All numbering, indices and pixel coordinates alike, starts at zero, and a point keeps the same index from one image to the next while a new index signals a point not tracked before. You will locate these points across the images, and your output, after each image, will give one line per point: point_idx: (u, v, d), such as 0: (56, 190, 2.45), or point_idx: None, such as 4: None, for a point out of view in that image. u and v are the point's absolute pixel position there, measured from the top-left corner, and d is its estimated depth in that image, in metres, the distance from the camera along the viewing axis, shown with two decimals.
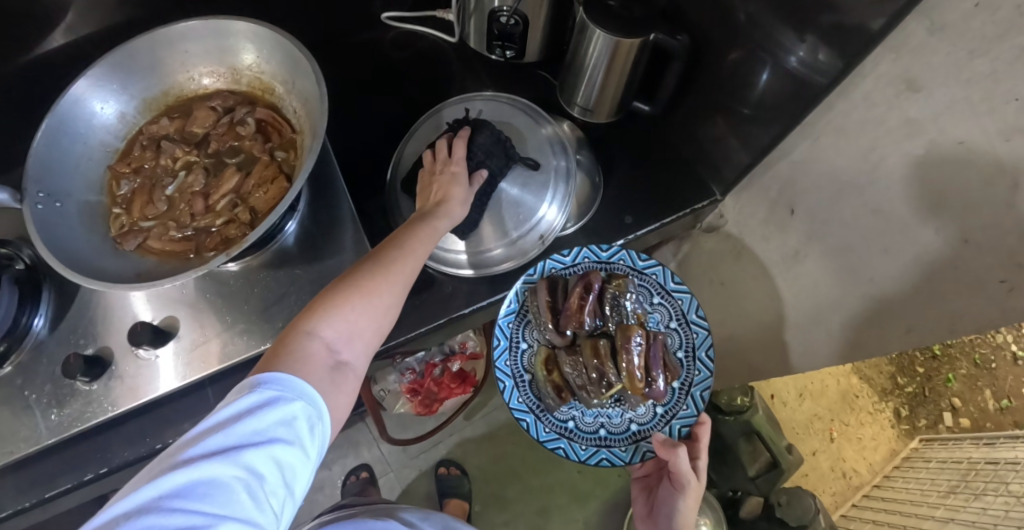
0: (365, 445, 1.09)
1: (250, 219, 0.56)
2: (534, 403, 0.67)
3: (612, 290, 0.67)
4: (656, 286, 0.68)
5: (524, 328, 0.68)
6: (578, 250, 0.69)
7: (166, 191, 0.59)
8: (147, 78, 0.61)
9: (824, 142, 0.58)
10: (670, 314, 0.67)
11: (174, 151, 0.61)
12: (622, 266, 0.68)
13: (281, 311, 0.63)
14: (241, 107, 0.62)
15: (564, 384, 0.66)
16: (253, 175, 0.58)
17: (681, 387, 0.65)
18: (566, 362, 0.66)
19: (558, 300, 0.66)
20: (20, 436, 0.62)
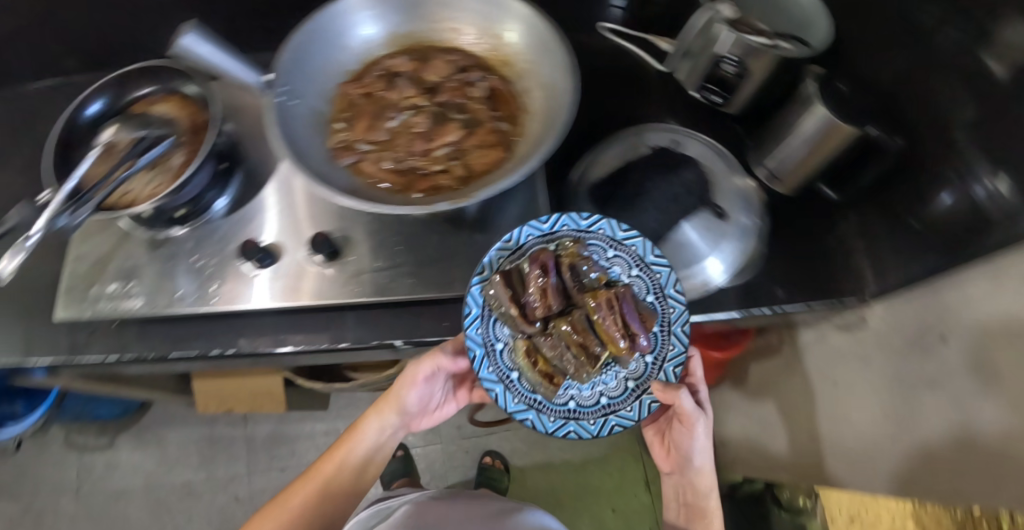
0: None
1: (462, 176, 0.57)
2: (531, 399, 0.56)
3: (566, 260, 0.57)
4: (608, 240, 0.59)
5: (490, 324, 0.57)
6: (529, 226, 0.59)
7: (389, 123, 0.60)
8: (402, 16, 0.63)
9: (1005, 285, 0.52)
10: (630, 267, 0.58)
11: (406, 89, 0.61)
12: (575, 229, 0.59)
13: (447, 268, 0.66)
14: (474, 70, 0.64)
15: (554, 371, 0.56)
16: (476, 137, 0.60)
17: (660, 336, 0.57)
18: (549, 352, 0.56)
19: (515, 286, 0.55)
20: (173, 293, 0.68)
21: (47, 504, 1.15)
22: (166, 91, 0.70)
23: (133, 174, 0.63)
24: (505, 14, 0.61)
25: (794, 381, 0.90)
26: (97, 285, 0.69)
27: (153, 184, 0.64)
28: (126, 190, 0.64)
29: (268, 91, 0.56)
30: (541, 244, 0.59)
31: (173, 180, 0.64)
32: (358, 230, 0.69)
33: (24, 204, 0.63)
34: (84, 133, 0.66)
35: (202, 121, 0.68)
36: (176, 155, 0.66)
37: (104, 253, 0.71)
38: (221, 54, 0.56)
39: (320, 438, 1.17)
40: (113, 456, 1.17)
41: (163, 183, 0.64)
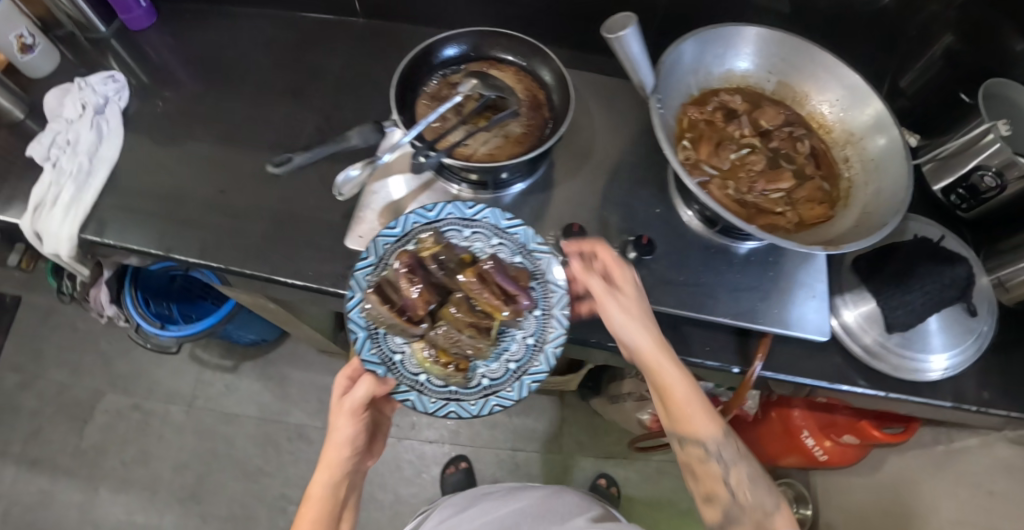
0: (551, 418, 1.19)
1: (793, 222, 0.64)
2: (445, 390, 0.61)
3: (423, 255, 0.64)
4: (461, 219, 0.66)
5: (381, 340, 0.61)
6: (380, 239, 0.64)
7: (729, 154, 0.65)
8: (749, 59, 0.68)
9: None
10: (488, 241, 0.67)
11: (745, 127, 0.67)
12: (424, 221, 0.65)
13: (726, 297, 0.69)
14: (801, 127, 0.69)
15: (455, 358, 0.62)
16: (803, 190, 0.65)
17: (540, 310, 0.64)
18: (444, 341, 0.63)
19: (393, 296, 0.61)
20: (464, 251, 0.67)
21: (159, 409, 1.17)
22: (523, 66, 0.66)
23: (476, 133, 0.62)
24: (843, 86, 0.67)
25: (944, 482, 0.93)
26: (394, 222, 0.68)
27: (489, 148, 0.63)
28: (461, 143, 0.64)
29: (650, 95, 0.58)
30: (399, 246, 0.64)
31: (509, 153, 0.63)
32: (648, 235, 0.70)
33: (369, 126, 0.62)
34: (434, 75, 0.66)
35: (548, 107, 0.65)
36: (514, 127, 0.64)
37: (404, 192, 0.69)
38: (646, 59, 0.54)
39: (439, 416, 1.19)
40: (234, 381, 1.19)
41: (498, 151, 0.63)
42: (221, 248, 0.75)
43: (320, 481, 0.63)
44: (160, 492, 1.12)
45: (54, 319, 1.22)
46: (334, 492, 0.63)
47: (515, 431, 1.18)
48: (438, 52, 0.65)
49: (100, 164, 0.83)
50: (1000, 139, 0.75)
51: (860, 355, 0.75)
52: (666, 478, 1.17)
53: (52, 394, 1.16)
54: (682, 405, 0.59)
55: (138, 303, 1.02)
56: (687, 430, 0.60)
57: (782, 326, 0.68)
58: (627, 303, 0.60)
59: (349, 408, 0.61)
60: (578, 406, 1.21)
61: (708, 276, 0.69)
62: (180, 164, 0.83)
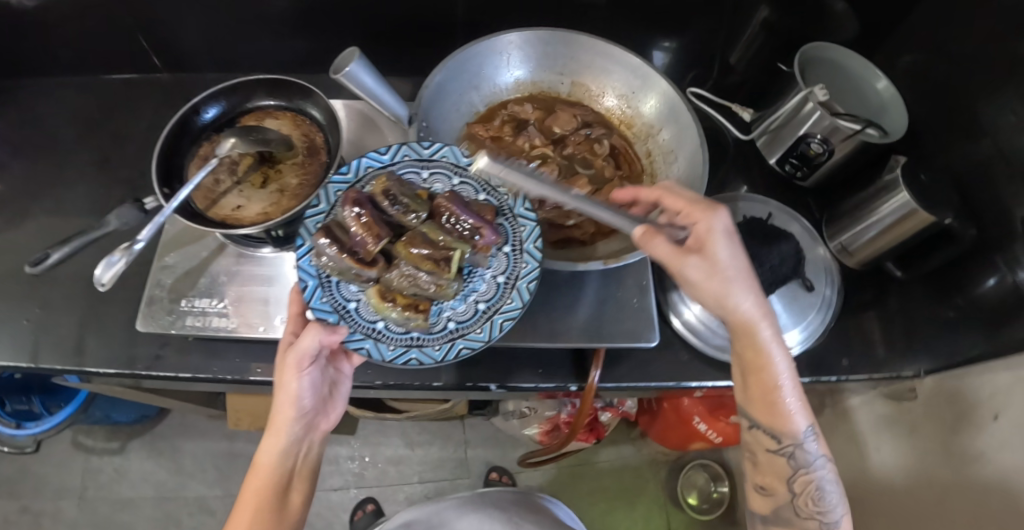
0: (457, 444, 1.16)
1: (591, 233, 0.62)
2: (406, 341, 0.52)
3: (376, 193, 0.54)
4: (416, 157, 0.58)
5: (334, 289, 0.53)
6: (330, 185, 0.56)
7: (519, 170, 0.63)
8: (532, 63, 0.66)
9: None
10: (446, 178, 0.58)
11: (534, 137, 0.64)
12: (378, 165, 0.57)
13: (546, 317, 0.66)
14: (599, 127, 0.67)
15: (414, 299, 0.53)
16: (603, 193, 0.62)
17: (511, 245, 0.56)
18: (399, 282, 0.52)
19: (340, 238, 0.52)
20: (256, 314, 0.64)
21: (48, 507, 1.10)
22: (292, 109, 0.66)
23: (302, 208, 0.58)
24: (629, 79, 0.65)
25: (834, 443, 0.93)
26: (187, 297, 0.64)
27: (263, 206, 0.61)
28: (234, 205, 0.61)
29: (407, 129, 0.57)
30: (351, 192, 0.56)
31: (285, 208, 0.60)
32: None
33: (126, 207, 0.61)
34: (200, 139, 0.63)
35: (325, 154, 0.64)
36: (290, 180, 0.63)
37: (190, 263, 0.65)
38: (379, 90, 0.56)
39: (341, 461, 1.14)
40: (123, 462, 1.13)
41: (273, 208, 0.61)
42: (18, 345, 0.69)
43: (268, 454, 0.54)
44: None
45: None
46: (283, 465, 0.54)
47: (424, 462, 1.15)
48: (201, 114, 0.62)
49: None
50: (819, 107, 0.74)
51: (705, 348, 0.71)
52: (581, 482, 1.16)
53: None
54: (781, 405, 0.55)
55: None
56: (768, 413, 0.56)
57: (609, 338, 0.65)
58: (744, 294, 0.52)
59: (295, 361, 0.52)
60: (482, 425, 1.17)
61: (528, 300, 0.67)
62: None
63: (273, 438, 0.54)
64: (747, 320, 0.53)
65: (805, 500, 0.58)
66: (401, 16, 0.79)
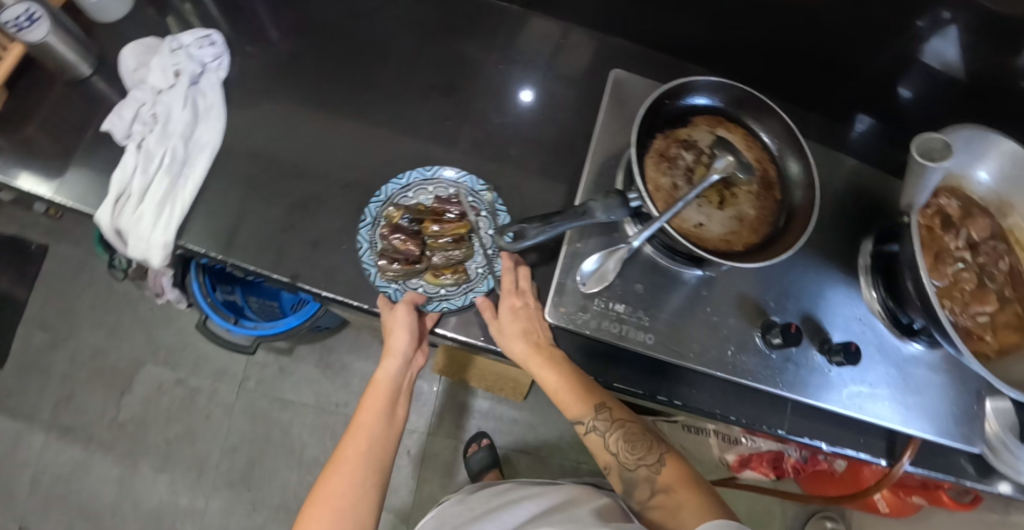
0: None
1: (993, 349, 0.64)
2: (466, 290, 0.64)
3: (394, 221, 0.66)
4: (406, 187, 0.68)
5: (402, 288, 0.64)
6: (359, 234, 0.66)
7: (946, 268, 0.65)
8: (966, 163, 0.67)
9: None
10: (430, 189, 0.68)
11: (960, 239, 0.66)
12: (381, 202, 0.67)
13: (897, 404, 0.67)
14: (1004, 242, 0.67)
15: (457, 266, 0.65)
16: (1005, 313, 0.65)
17: (486, 212, 0.67)
18: (444, 263, 0.65)
19: (392, 255, 0.64)
20: (642, 326, 0.60)
21: (206, 386, 1.10)
22: (746, 127, 0.61)
23: (380, 220, 0.66)
24: None
25: None
26: (599, 298, 0.59)
27: (723, 231, 0.57)
28: (693, 221, 0.57)
29: (910, 213, 0.57)
30: (376, 227, 0.66)
31: (746, 241, 0.57)
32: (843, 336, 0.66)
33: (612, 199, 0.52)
34: (664, 124, 0.59)
35: (781, 194, 0.59)
36: (746, 208, 0.59)
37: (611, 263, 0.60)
38: (928, 191, 0.55)
39: (507, 420, 1.17)
40: (291, 364, 1.12)
41: (732, 237, 0.57)
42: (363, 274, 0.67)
43: (376, 436, 0.58)
44: (209, 472, 1.07)
45: (87, 276, 1.13)
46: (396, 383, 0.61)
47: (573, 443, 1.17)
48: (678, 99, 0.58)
49: (202, 152, 0.72)
50: None
51: (990, 458, 0.74)
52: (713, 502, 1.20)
53: (87, 359, 1.10)
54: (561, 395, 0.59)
55: (206, 291, 0.92)
56: (562, 401, 0.59)
57: (939, 432, 0.68)
58: (529, 315, 0.60)
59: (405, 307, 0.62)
60: None
61: (886, 380, 0.67)
62: (308, 165, 0.73)
63: (368, 417, 0.59)
64: (535, 342, 0.59)
65: (646, 468, 0.58)
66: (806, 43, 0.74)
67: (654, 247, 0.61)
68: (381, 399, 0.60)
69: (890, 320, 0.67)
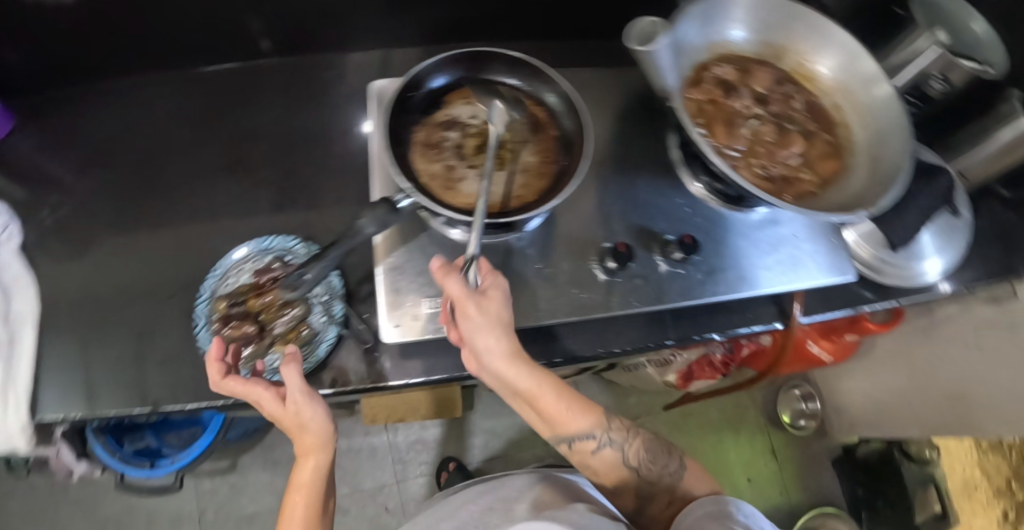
0: None
1: (817, 184, 0.63)
2: (316, 343, 0.62)
3: (222, 311, 0.64)
4: (223, 276, 0.66)
5: (255, 370, 0.62)
6: (195, 337, 0.63)
7: (744, 130, 0.63)
8: (723, 24, 0.66)
9: None
10: (245, 266, 0.66)
11: (745, 99, 0.65)
12: (204, 300, 0.65)
13: (761, 268, 0.68)
14: (788, 83, 0.68)
15: (300, 326, 0.63)
16: (814, 148, 0.65)
17: None
18: (285, 328, 0.63)
19: (233, 345, 0.63)
20: None
21: None
22: (503, 82, 0.61)
23: (208, 317, 0.64)
24: (817, 33, 0.66)
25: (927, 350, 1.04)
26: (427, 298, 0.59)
27: (510, 188, 0.57)
28: (478, 192, 0.57)
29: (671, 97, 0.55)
30: (208, 326, 0.64)
31: (536, 189, 0.57)
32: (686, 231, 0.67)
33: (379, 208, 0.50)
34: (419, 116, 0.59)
35: (556, 129, 0.60)
36: (527, 157, 0.59)
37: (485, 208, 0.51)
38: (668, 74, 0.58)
39: (470, 435, 1.15)
40: (241, 478, 1.09)
41: (522, 190, 0.57)
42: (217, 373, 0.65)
43: None
44: None
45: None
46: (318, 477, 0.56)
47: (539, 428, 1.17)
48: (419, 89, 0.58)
49: (17, 328, 0.65)
50: (938, 44, 0.77)
51: (877, 278, 0.79)
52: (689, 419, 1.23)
53: None
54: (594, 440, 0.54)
55: (112, 450, 0.89)
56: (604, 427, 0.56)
57: (814, 276, 0.68)
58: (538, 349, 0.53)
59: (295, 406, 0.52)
60: (590, 381, 1.21)
61: (743, 251, 0.68)
62: (124, 290, 0.69)
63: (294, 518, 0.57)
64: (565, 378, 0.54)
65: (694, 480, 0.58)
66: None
67: (468, 230, 0.61)
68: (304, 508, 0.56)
69: (720, 199, 0.69)
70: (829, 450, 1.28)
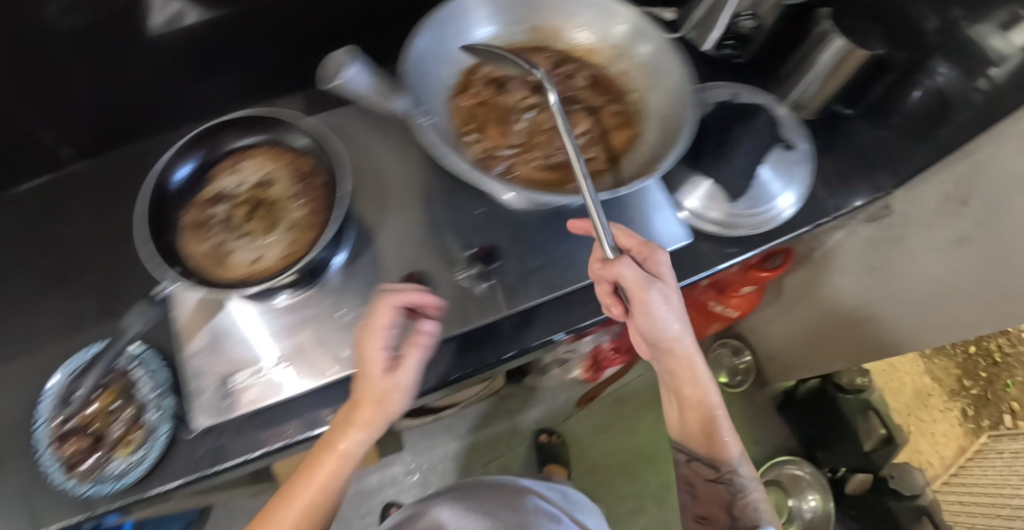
0: (500, 415, 1.18)
1: (610, 158, 0.61)
2: (155, 438, 0.63)
3: (58, 431, 0.64)
4: (53, 394, 0.66)
5: (100, 479, 0.61)
6: (36, 463, 0.63)
7: (519, 125, 0.61)
8: (483, 22, 0.64)
9: (1009, 144, 0.73)
10: (73, 379, 0.66)
11: (519, 91, 0.63)
12: (38, 424, 0.64)
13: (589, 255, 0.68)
14: (568, 63, 0.66)
15: (135, 425, 0.63)
16: (602, 122, 0.63)
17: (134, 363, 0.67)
18: (121, 431, 0.63)
19: (74, 461, 0.62)
20: (305, 364, 0.65)
21: None
22: (263, 142, 0.64)
23: (43, 441, 0.63)
24: (580, 9, 0.65)
25: (829, 279, 1.05)
26: (235, 375, 0.64)
27: (280, 250, 0.60)
28: (251, 260, 0.59)
29: (406, 118, 0.55)
30: (45, 449, 0.63)
31: (303, 244, 0.59)
32: (492, 243, 0.71)
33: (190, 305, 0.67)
34: (183, 198, 0.60)
35: (314, 177, 0.62)
36: (296, 213, 0.61)
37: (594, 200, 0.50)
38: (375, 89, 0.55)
39: (408, 474, 1.12)
40: None
41: (293, 248, 0.60)
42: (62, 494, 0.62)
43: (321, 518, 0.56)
44: None
45: None
46: (349, 457, 0.56)
47: (477, 450, 1.15)
48: (174, 171, 0.59)
49: None
50: None
51: (736, 233, 0.77)
52: (628, 400, 1.20)
53: None
54: (719, 434, 0.68)
55: None
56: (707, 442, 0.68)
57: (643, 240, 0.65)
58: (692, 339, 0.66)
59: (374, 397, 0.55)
60: (517, 390, 1.19)
61: (559, 243, 0.72)
62: None
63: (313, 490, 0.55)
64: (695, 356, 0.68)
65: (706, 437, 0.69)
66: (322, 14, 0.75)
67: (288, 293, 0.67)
68: (329, 484, 0.56)
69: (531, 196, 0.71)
70: (773, 398, 1.30)
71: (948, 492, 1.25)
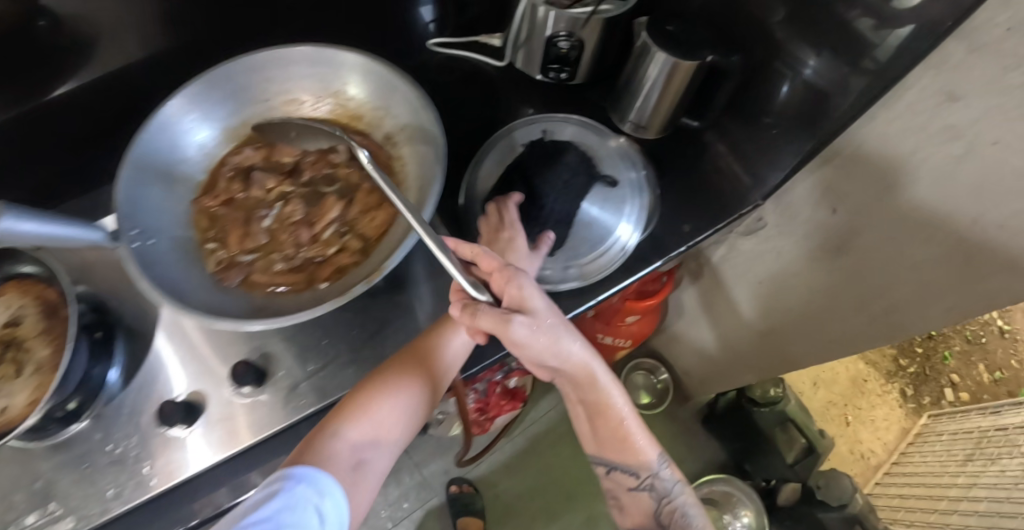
0: (405, 471, 1.19)
1: (362, 245, 0.57)
2: None
3: None
4: None
5: None
6: None
7: (264, 223, 0.59)
8: (225, 109, 0.62)
9: (866, 147, 0.66)
10: None
11: (264, 181, 0.60)
12: None
13: (386, 341, 0.65)
14: (329, 133, 0.64)
15: None
16: (358, 202, 0.59)
17: None
18: None
19: None
20: (88, 500, 0.61)
21: None
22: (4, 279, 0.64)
23: None
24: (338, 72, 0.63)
25: (722, 294, 1.00)
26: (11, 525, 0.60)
27: (28, 395, 0.58)
28: None
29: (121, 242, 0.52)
30: None
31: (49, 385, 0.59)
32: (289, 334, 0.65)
33: None
34: None
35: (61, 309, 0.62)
36: (42, 351, 0.60)
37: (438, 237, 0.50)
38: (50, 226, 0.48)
39: None
40: None
41: (40, 391, 0.59)
42: None
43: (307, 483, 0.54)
44: None
45: None
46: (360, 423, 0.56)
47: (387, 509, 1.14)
48: None
49: None
50: (549, 8, 0.71)
51: (587, 276, 0.72)
52: (539, 443, 1.22)
53: None
54: (630, 439, 0.62)
55: None
56: (620, 450, 0.62)
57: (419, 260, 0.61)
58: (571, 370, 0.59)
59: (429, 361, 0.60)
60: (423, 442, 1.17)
61: (356, 326, 0.66)
62: None
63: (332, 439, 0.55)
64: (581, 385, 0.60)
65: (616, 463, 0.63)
66: (90, 102, 0.73)
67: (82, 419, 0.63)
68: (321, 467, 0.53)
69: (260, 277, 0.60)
70: (695, 412, 1.25)
71: (886, 482, 1.22)
